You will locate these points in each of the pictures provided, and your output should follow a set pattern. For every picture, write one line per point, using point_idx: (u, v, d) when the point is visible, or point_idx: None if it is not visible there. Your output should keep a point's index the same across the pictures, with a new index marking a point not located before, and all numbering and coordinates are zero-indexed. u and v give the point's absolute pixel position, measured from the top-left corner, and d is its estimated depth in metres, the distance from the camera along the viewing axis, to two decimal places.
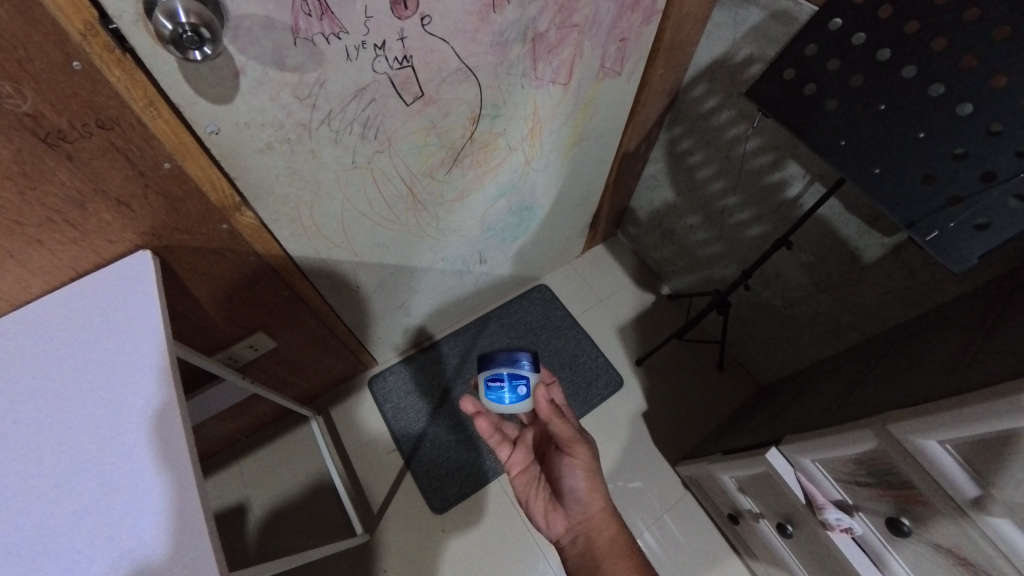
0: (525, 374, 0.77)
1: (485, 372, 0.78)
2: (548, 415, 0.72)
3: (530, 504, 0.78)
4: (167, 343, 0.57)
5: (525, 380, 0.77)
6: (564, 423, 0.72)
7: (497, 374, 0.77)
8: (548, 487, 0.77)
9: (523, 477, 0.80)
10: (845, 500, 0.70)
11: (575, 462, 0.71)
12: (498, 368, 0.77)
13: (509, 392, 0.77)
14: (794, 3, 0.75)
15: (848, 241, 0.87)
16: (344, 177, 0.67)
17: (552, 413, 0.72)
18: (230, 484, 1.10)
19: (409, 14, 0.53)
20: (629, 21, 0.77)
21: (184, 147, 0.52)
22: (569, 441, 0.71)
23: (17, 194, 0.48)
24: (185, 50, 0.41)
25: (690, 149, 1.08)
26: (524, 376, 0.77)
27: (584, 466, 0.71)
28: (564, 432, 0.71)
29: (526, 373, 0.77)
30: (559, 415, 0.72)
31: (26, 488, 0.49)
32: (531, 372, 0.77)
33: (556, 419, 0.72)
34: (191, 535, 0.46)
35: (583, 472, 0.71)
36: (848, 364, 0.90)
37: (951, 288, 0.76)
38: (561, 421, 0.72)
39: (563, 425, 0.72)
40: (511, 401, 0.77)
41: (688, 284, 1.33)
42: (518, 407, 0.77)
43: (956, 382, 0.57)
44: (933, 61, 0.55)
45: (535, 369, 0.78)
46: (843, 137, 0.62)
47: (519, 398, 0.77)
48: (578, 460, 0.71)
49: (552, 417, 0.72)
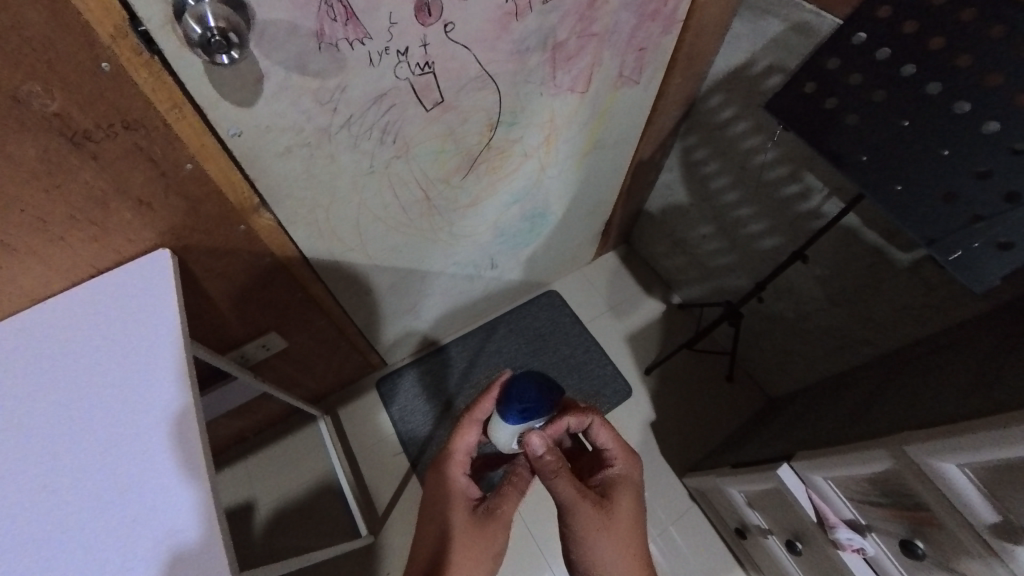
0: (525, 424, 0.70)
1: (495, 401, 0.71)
2: (545, 465, 0.64)
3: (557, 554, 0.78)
4: (182, 342, 0.57)
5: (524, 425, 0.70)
6: (565, 482, 0.64)
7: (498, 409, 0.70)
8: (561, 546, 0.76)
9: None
10: (857, 520, 0.70)
11: (585, 531, 0.64)
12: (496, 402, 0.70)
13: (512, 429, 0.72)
14: (816, 16, 0.74)
15: (865, 256, 0.86)
16: (360, 181, 0.67)
17: (556, 471, 0.64)
18: (237, 482, 1.11)
19: (433, 21, 0.53)
20: (648, 31, 0.77)
21: (205, 149, 0.53)
22: (568, 502, 0.64)
23: (41, 192, 0.48)
24: (212, 54, 0.42)
25: (705, 159, 1.07)
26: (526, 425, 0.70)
27: (597, 533, 0.64)
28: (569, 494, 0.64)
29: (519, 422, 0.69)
30: (564, 475, 0.63)
31: (46, 481, 0.50)
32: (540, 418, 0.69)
33: (554, 477, 0.63)
34: (205, 536, 0.48)
35: (598, 539, 0.64)
36: (862, 381, 0.89)
37: (968, 307, 0.75)
38: (562, 482, 0.64)
39: (566, 485, 0.64)
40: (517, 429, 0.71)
41: (699, 293, 1.32)
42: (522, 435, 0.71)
43: (974, 405, 0.56)
44: (957, 77, 0.54)
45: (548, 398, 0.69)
46: (864, 152, 0.61)
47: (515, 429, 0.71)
48: (578, 527, 0.65)
49: (559, 475, 0.64)
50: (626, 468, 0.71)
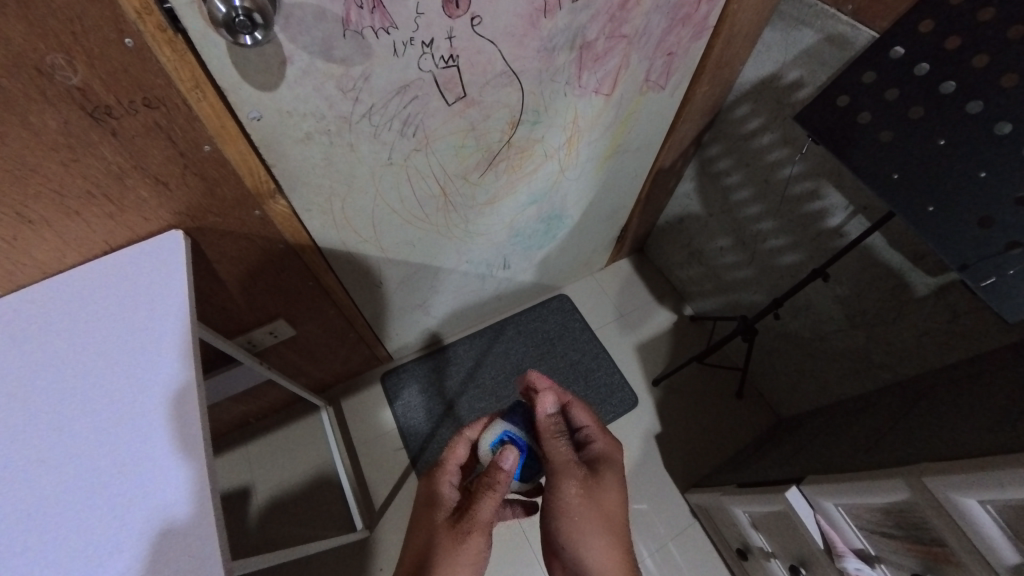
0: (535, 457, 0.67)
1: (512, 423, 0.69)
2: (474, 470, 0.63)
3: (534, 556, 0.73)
4: (190, 324, 0.57)
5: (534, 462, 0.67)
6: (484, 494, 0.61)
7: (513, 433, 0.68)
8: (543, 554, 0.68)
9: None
10: (867, 550, 0.68)
11: (571, 493, 0.61)
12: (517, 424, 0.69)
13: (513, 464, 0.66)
14: (851, 28, 0.72)
15: (890, 276, 0.83)
16: (379, 172, 0.67)
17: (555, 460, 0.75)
18: (237, 466, 1.11)
19: (460, 13, 0.52)
20: (678, 36, 0.75)
21: (226, 131, 0.52)
22: (556, 464, 0.62)
23: (59, 165, 0.48)
24: (237, 34, 0.41)
25: (727, 170, 1.05)
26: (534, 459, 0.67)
27: (581, 494, 0.61)
28: (557, 456, 0.63)
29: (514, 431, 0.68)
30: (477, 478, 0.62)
31: (45, 456, 0.50)
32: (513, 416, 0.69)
33: (464, 480, 0.62)
34: (198, 519, 0.47)
35: (585, 501, 0.60)
36: (880, 407, 0.87)
37: (996, 336, 0.73)
38: (470, 488, 0.62)
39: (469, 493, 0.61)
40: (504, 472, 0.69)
41: (712, 307, 1.30)
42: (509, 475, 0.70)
43: (1000, 441, 0.54)
44: (1001, 98, 0.52)
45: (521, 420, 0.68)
46: (896, 170, 0.58)
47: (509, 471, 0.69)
48: (570, 490, 0.61)
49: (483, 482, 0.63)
50: (610, 449, 0.67)
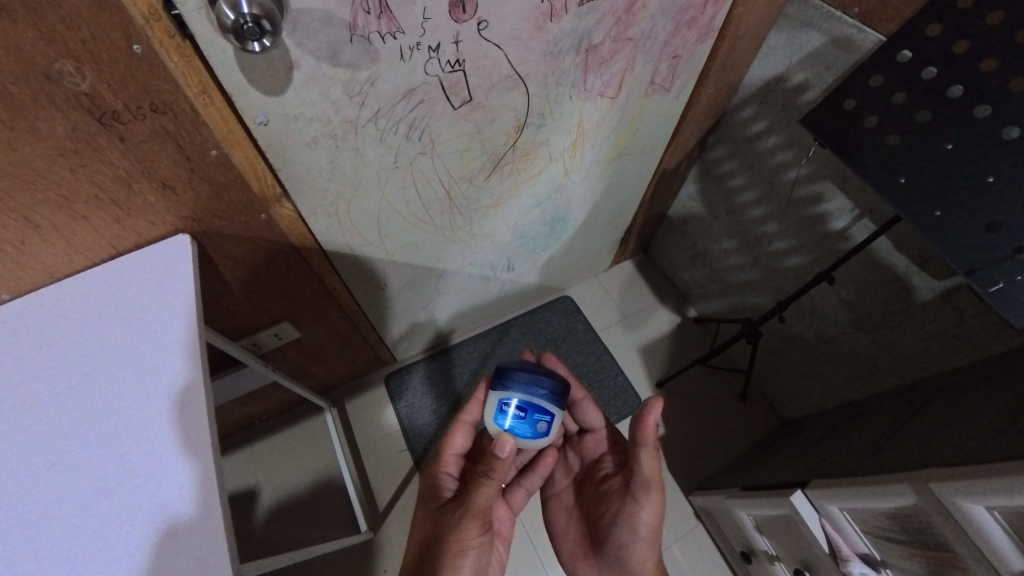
0: (549, 409, 0.68)
1: (513, 390, 0.68)
2: (483, 463, 0.63)
3: (561, 527, 0.82)
4: (196, 328, 0.57)
5: (548, 416, 0.69)
6: (490, 489, 0.62)
7: (516, 399, 0.68)
8: (582, 528, 0.78)
9: (523, 493, 0.81)
10: (872, 555, 0.67)
11: (648, 503, 0.65)
12: (517, 390, 0.67)
13: (523, 423, 0.68)
14: (857, 31, 0.71)
15: (897, 278, 0.82)
16: (384, 176, 0.67)
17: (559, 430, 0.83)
18: (241, 467, 1.12)
19: (467, 18, 0.52)
20: (684, 39, 0.75)
21: (232, 136, 0.52)
22: (647, 478, 0.64)
23: (67, 170, 0.48)
24: (244, 41, 0.41)
25: (731, 172, 1.05)
26: (547, 411, 0.68)
27: (654, 505, 0.65)
28: (647, 472, 0.64)
29: (515, 398, 0.68)
30: (498, 478, 0.62)
31: (53, 460, 0.50)
32: (513, 386, 0.68)
33: (484, 480, 0.62)
34: (204, 525, 0.47)
35: (654, 511, 0.65)
36: (885, 411, 0.86)
37: (1002, 340, 0.72)
38: (489, 489, 0.63)
39: (489, 493, 0.63)
40: (526, 437, 0.68)
41: (716, 309, 1.30)
42: (531, 443, 0.69)
43: (1007, 447, 0.54)
44: (1011, 102, 0.51)
45: (533, 379, 0.68)
46: (904, 175, 0.58)
47: (533, 433, 0.68)
48: (648, 500, 0.65)
49: (495, 480, 0.62)
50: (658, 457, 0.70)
